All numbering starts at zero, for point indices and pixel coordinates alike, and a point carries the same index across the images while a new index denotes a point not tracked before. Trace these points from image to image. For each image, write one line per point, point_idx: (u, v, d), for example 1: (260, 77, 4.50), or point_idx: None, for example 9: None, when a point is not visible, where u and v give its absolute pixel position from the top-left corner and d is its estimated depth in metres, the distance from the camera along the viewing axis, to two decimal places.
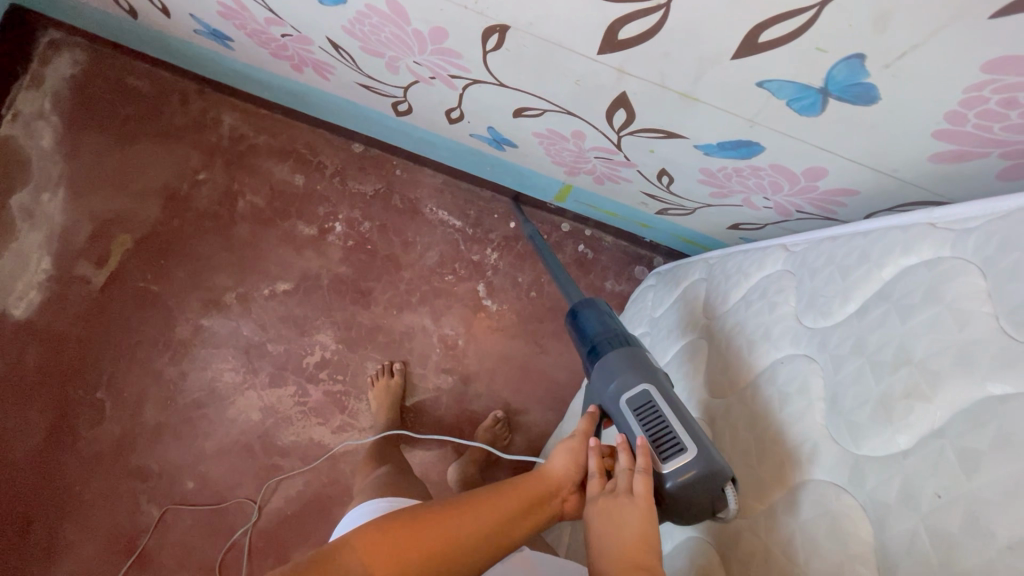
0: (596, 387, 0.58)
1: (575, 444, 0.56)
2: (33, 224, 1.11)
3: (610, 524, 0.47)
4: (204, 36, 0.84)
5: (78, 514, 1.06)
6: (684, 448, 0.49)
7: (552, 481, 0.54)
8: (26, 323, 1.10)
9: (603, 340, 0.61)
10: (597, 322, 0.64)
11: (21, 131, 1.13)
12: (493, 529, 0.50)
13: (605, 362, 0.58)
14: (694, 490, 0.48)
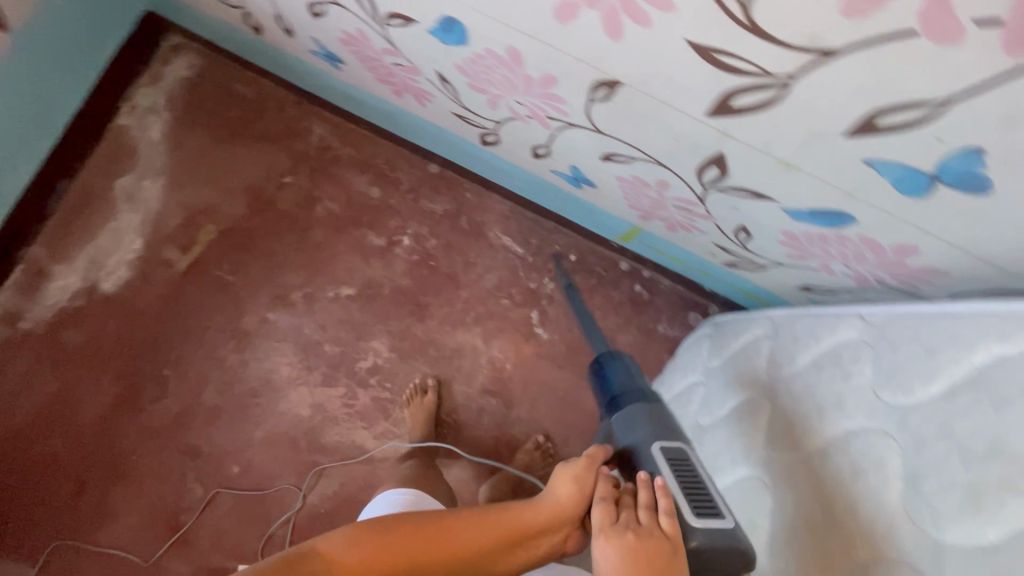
0: (625, 427, 0.62)
1: (586, 476, 0.58)
2: (132, 207, 1.21)
3: (629, 556, 0.49)
4: (318, 56, 0.90)
5: (131, 483, 1.13)
6: (718, 511, 0.53)
7: (549, 509, 0.57)
8: (112, 296, 1.18)
9: (630, 391, 0.66)
10: (618, 372, 0.69)
11: (135, 122, 1.24)
12: (476, 550, 0.54)
13: (638, 408, 0.63)
14: (720, 549, 0.51)
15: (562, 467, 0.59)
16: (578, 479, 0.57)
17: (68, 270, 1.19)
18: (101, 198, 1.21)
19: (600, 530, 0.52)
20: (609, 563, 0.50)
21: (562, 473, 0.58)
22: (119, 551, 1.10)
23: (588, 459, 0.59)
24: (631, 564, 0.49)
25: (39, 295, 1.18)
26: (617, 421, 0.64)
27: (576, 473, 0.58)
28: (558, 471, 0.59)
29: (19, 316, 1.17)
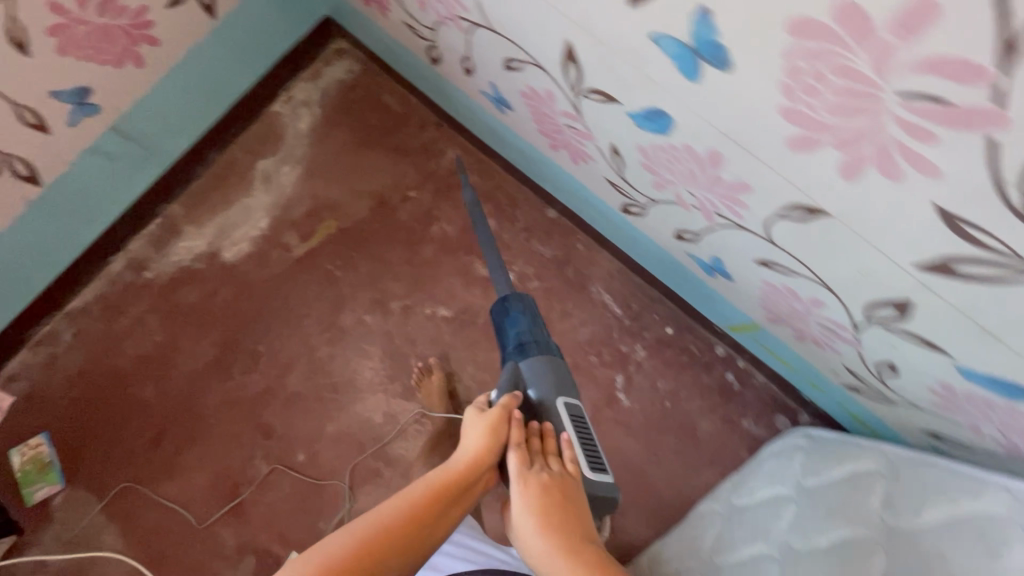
0: (526, 374, 0.73)
1: (497, 427, 0.63)
2: (267, 188, 1.29)
3: (546, 498, 0.59)
4: (486, 97, 0.95)
5: (205, 446, 1.18)
6: (606, 470, 0.68)
7: (467, 463, 0.61)
8: (230, 266, 1.25)
9: (534, 342, 0.76)
10: (515, 319, 0.79)
11: (288, 111, 1.33)
12: (408, 525, 0.55)
13: (537, 361, 0.74)
14: (604, 499, 0.66)
15: (469, 420, 0.64)
16: (494, 427, 0.63)
17: (198, 234, 1.28)
18: (241, 174, 1.30)
19: (521, 477, 0.61)
20: (527, 504, 0.59)
21: (474, 427, 0.63)
22: (181, 506, 1.15)
23: (505, 407, 0.65)
24: (549, 505, 0.59)
25: (168, 251, 1.27)
26: (523, 367, 0.73)
27: (496, 427, 0.63)
28: (466, 427, 0.64)
29: (147, 265, 1.26)
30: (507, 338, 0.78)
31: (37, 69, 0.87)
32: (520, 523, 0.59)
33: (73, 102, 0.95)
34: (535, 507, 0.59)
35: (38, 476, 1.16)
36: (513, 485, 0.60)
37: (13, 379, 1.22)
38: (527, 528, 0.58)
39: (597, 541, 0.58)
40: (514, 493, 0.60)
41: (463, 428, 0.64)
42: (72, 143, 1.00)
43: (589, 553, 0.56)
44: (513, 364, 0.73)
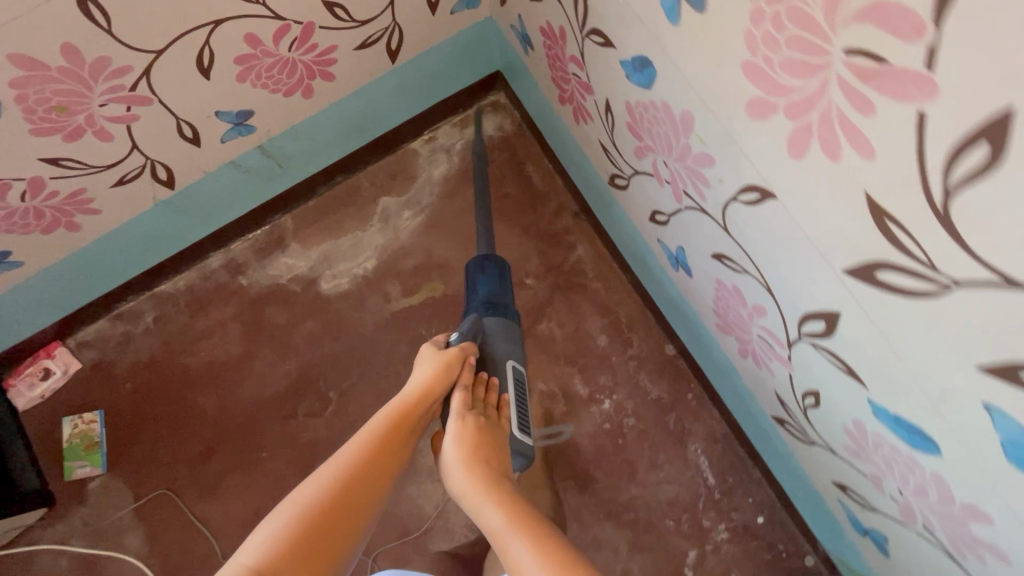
0: (494, 333, 0.91)
1: (451, 364, 0.83)
2: (383, 228, 1.22)
3: (477, 430, 0.79)
4: (664, 249, 0.85)
5: (249, 477, 1.13)
6: (528, 433, 0.88)
7: (420, 393, 0.79)
8: (324, 298, 1.20)
9: (493, 299, 0.93)
10: (482, 280, 0.96)
11: (426, 153, 1.25)
12: (385, 435, 0.74)
13: (503, 322, 0.93)
14: (521, 450, 0.87)
15: (425, 356, 0.84)
16: (445, 368, 0.82)
17: (302, 255, 1.22)
18: (362, 205, 1.23)
19: (458, 414, 0.80)
20: (455, 432, 0.78)
21: (427, 364, 0.82)
22: (210, 533, 1.10)
23: (456, 356, 0.83)
24: (472, 437, 0.78)
25: (267, 263, 1.21)
26: (489, 325, 0.90)
27: (443, 367, 0.81)
28: (421, 364, 0.83)
29: (243, 272, 1.21)
30: (475, 297, 0.95)
31: (211, 90, 0.81)
32: (449, 448, 0.77)
33: (232, 121, 0.89)
34: (474, 432, 0.79)
35: (83, 453, 1.14)
36: (451, 415, 0.80)
37: (85, 346, 1.19)
38: (450, 451, 0.77)
39: (506, 475, 0.77)
40: (452, 424, 0.79)
41: (417, 366, 0.83)
42: (218, 156, 0.94)
43: (499, 482, 0.73)
44: (476, 318, 0.90)
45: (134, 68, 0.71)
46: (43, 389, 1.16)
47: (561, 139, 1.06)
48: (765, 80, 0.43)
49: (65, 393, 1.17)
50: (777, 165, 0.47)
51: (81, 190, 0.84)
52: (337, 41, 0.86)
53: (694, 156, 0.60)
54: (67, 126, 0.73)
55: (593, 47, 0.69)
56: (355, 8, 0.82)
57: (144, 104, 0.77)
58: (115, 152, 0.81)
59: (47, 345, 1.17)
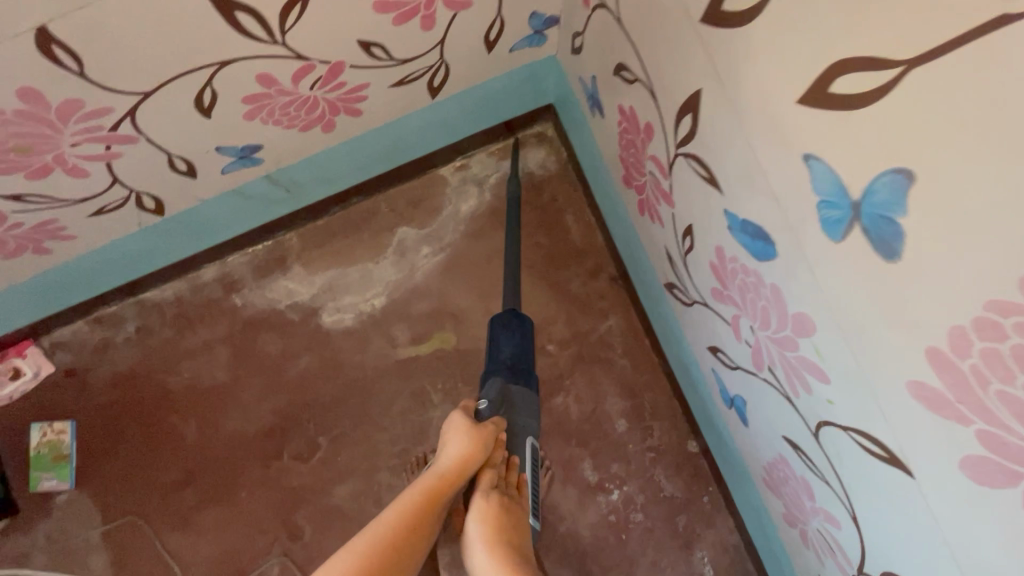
0: (522, 405, 0.80)
1: (481, 438, 0.72)
2: (397, 262, 1.10)
3: (501, 514, 0.69)
4: (718, 380, 0.74)
5: (224, 514, 1.06)
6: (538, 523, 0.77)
7: (451, 468, 0.70)
8: (325, 332, 1.09)
9: (521, 363, 0.82)
10: (509, 337, 0.84)
11: (456, 183, 1.11)
12: (409, 519, 0.66)
13: (531, 392, 0.81)
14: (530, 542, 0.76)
15: (453, 423, 0.74)
16: (479, 440, 0.72)
17: (305, 281, 1.10)
18: (377, 233, 1.10)
19: (485, 492, 0.71)
20: (480, 514, 0.69)
21: (458, 434, 0.72)
22: (177, 568, 1.04)
23: (489, 430, 0.73)
24: (497, 521, 0.69)
25: (266, 284, 1.10)
26: (516, 392, 0.79)
27: (477, 442, 0.71)
28: (450, 433, 0.73)
29: (239, 291, 1.10)
30: (498, 357, 0.84)
31: (213, 128, 0.67)
32: (473, 532, 0.68)
33: (235, 156, 0.75)
34: (501, 513, 0.70)
35: (50, 466, 1.06)
36: (477, 494, 0.71)
37: (59, 348, 1.09)
38: (474, 535, 0.68)
39: (528, 562, 0.67)
40: (477, 503, 0.70)
41: (446, 433, 0.74)
42: (217, 186, 0.80)
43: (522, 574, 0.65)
44: (503, 382, 0.80)
45: (115, 109, 0.57)
46: (10, 389, 1.07)
47: (612, 208, 0.92)
48: (963, 385, 0.32)
49: (34, 396, 1.08)
50: (930, 455, 0.36)
51: (51, 220, 0.71)
52: (371, 80, 0.71)
53: (797, 356, 0.48)
54: (31, 165, 0.60)
55: (686, 168, 0.55)
56: (397, 47, 0.67)
57: (128, 142, 0.63)
58: (91, 187, 0.68)
59: (18, 343, 1.07)
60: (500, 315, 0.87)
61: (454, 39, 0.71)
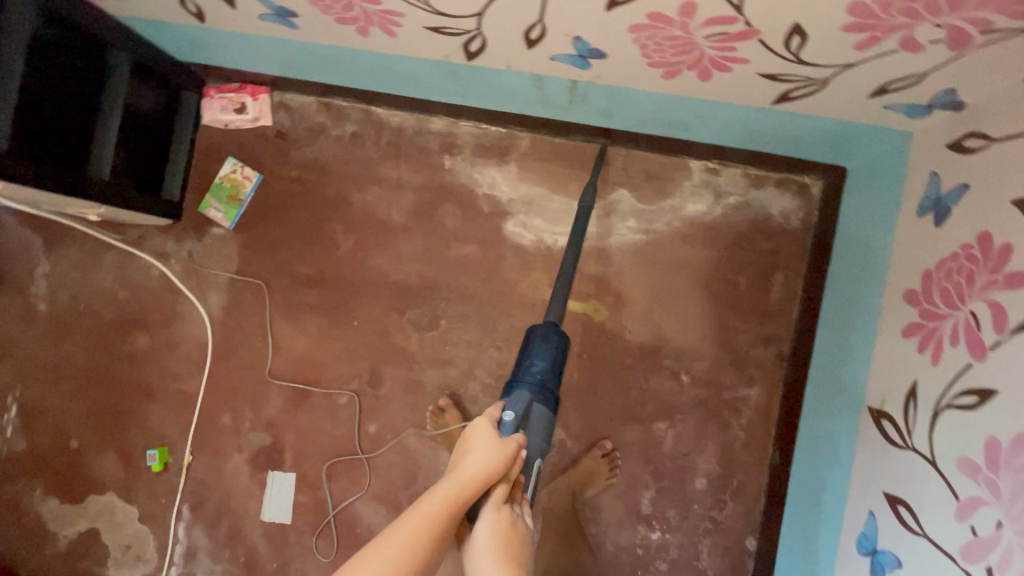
0: (537, 425, 0.84)
1: (504, 453, 0.71)
2: (599, 217, 1.07)
3: (509, 534, 0.68)
4: (872, 526, 0.72)
5: (329, 329, 1.13)
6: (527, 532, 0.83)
7: (476, 477, 0.67)
8: (500, 236, 1.10)
9: (549, 383, 0.86)
10: (542, 353, 0.89)
11: (695, 182, 1.06)
12: (444, 518, 0.62)
13: (547, 420, 0.85)
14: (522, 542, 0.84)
15: (482, 432, 0.74)
16: (504, 456, 0.71)
17: (511, 182, 1.10)
18: (598, 181, 1.08)
19: (499, 503, 0.70)
20: (493, 523, 0.68)
21: (489, 445, 0.72)
22: (270, 345, 1.13)
23: (516, 442, 0.74)
24: (506, 537, 0.68)
25: (478, 164, 1.10)
26: (536, 412, 0.83)
27: (507, 452, 0.71)
28: (478, 440, 0.73)
29: (452, 155, 1.11)
30: (530, 372, 0.87)
31: (597, 19, 0.65)
32: (481, 540, 0.67)
33: (578, 50, 0.73)
34: (512, 533, 0.69)
35: (223, 199, 1.15)
36: (491, 504, 0.70)
37: (283, 108, 1.15)
38: (485, 543, 0.66)
39: None
40: (488, 513, 0.69)
41: (473, 440, 0.73)
42: (532, 64, 0.79)
43: None
44: (530, 398, 0.83)
45: None
46: (229, 119, 1.15)
47: (847, 303, 0.86)
48: None
49: (244, 136, 1.16)
50: None
51: (397, 14, 0.72)
52: (755, 59, 0.66)
53: None
54: None
55: None
56: (811, 50, 0.62)
57: None
58: (457, 8, 0.68)
59: (256, 85, 1.14)
60: (542, 327, 0.91)
61: (860, 70, 0.65)
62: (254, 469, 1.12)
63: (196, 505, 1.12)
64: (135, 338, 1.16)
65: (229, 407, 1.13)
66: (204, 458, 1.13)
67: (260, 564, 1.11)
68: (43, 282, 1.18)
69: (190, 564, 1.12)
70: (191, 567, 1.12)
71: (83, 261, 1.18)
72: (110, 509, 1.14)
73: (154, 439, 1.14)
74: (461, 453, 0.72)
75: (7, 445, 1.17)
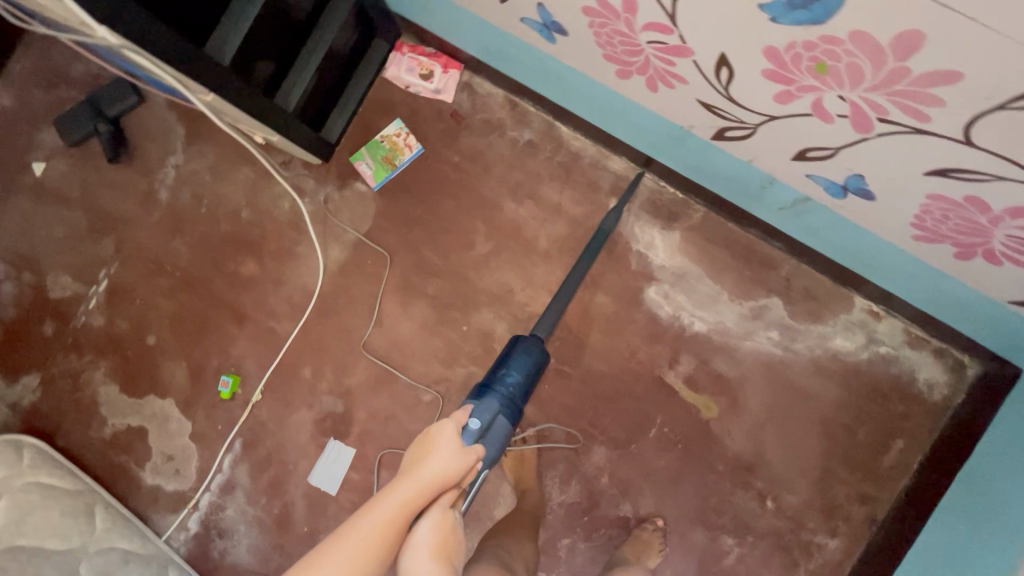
0: (495, 436, 0.78)
1: (460, 461, 0.66)
2: (744, 316, 1.03)
3: (447, 539, 0.64)
4: None
5: (435, 323, 1.09)
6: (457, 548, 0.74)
7: (428, 484, 0.63)
8: (637, 297, 1.06)
9: (518, 397, 0.83)
10: (520, 366, 0.87)
11: (853, 319, 1.02)
12: (393, 528, 0.60)
13: (507, 433, 0.80)
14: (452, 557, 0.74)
15: (445, 437, 0.67)
16: (460, 465, 0.66)
17: (669, 249, 1.05)
18: (757, 280, 1.03)
19: (446, 508, 0.65)
20: (437, 527, 0.64)
21: (449, 451, 0.66)
22: (372, 316, 1.10)
23: (476, 454, 0.69)
24: (445, 543, 0.63)
25: (643, 219, 1.06)
26: (500, 425, 0.78)
27: (464, 463, 0.66)
28: (438, 442, 0.66)
29: (620, 200, 1.06)
30: (504, 382, 0.84)
31: (903, 175, 0.60)
32: (423, 544, 0.62)
33: (846, 183, 0.68)
34: (450, 537, 0.64)
35: (377, 158, 1.11)
36: (437, 507, 0.64)
37: (467, 91, 1.10)
38: (424, 547, 0.62)
39: None
40: (433, 516, 0.64)
41: (433, 441, 0.67)
42: (779, 171, 0.75)
43: None
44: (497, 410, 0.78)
45: (933, 119, 0.50)
46: (410, 81, 1.11)
47: (982, 511, 0.83)
48: None
49: (418, 103, 1.12)
50: None
51: (679, 80, 0.68)
52: None
53: None
54: (787, 76, 0.55)
55: None
56: None
57: (856, 128, 0.57)
58: (754, 105, 0.63)
59: (451, 59, 1.09)
60: (521, 342, 0.90)
61: None
62: (316, 431, 1.10)
63: (249, 443, 1.10)
64: (243, 261, 1.13)
65: (312, 362, 1.11)
66: (272, 401, 1.11)
67: (291, 524, 1.08)
68: (171, 172, 1.15)
69: (224, 498, 1.10)
70: (223, 501, 1.10)
71: (218, 167, 1.15)
72: (165, 416, 1.13)
73: (229, 366, 1.12)
74: (417, 453, 0.66)
75: (87, 317, 1.16)
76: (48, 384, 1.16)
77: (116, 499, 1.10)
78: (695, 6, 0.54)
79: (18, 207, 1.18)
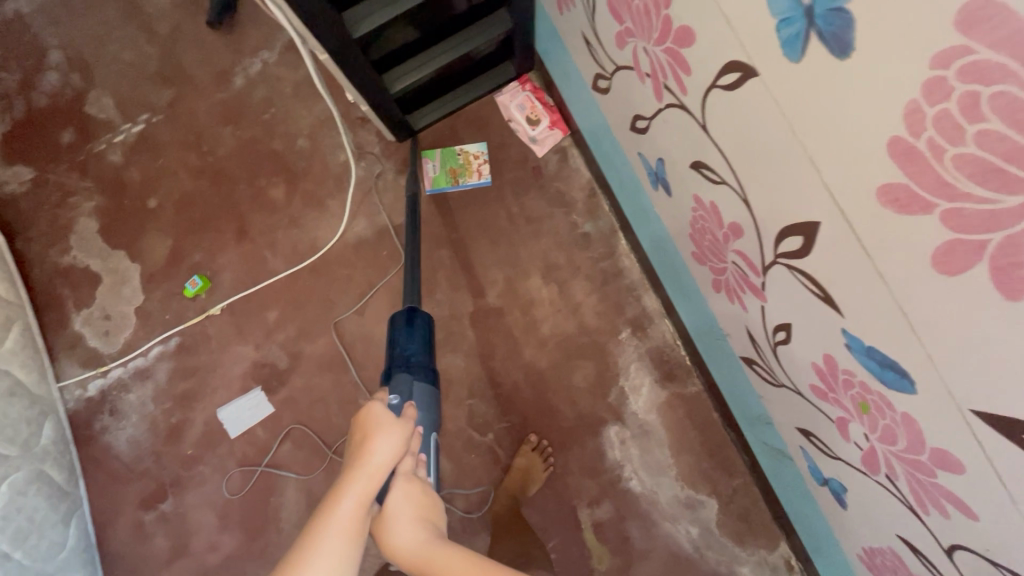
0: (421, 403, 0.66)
1: (404, 430, 0.54)
2: (677, 500, 1.02)
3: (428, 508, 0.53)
4: None
5: None
6: None
7: (381, 468, 0.50)
8: (598, 427, 1.05)
9: (426, 360, 0.71)
10: (410, 339, 0.72)
11: (769, 560, 1.00)
12: (359, 525, 0.48)
13: (433, 392, 0.68)
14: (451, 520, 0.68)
15: (379, 413, 0.54)
16: (406, 434, 0.53)
17: (650, 402, 1.05)
18: (708, 475, 1.03)
19: (411, 473, 0.54)
20: (408, 494, 0.52)
21: (388, 426, 0.53)
22: (359, 301, 1.08)
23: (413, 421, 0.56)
24: (423, 514, 0.52)
25: (642, 363, 1.05)
26: (421, 389, 0.66)
27: (409, 430, 0.54)
28: (374, 420, 0.53)
29: (634, 333, 1.06)
30: (403, 360, 0.70)
31: (878, 517, 0.60)
32: (402, 514, 0.51)
33: (829, 480, 0.67)
34: (429, 507, 0.54)
35: (446, 166, 1.09)
36: (400, 477, 0.52)
37: (560, 157, 1.10)
38: (404, 518, 0.51)
39: None
40: (401, 486, 0.52)
41: (368, 422, 0.53)
42: (781, 424, 0.74)
43: None
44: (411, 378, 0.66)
45: (929, 516, 0.49)
46: (516, 117, 1.10)
47: None
48: None
49: (511, 140, 1.10)
50: None
51: (741, 303, 0.67)
52: None
53: None
54: (828, 378, 0.54)
55: None
56: None
57: (865, 462, 0.55)
58: (791, 374, 0.62)
59: (563, 122, 1.09)
60: (398, 312, 0.75)
61: None
62: (249, 373, 1.08)
63: (184, 347, 1.09)
64: (275, 183, 1.11)
65: (282, 310, 1.09)
66: (226, 322, 1.09)
67: (178, 441, 1.06)
68: (258, 65, 1.14)
69: (133, 381, 1.08)
70: (131, 384, 1.08)
71: (302, 88, 1.13)
72: (124, 278, 1.10)
73: (207, 269, 1.10)
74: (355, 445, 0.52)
75: (107, 147, 1.13)
76: (37, 185, 1.13)
77: (36, 326, 1.07)
78: (786, 279, 0.52)
79: (106, 15, 1.16)
